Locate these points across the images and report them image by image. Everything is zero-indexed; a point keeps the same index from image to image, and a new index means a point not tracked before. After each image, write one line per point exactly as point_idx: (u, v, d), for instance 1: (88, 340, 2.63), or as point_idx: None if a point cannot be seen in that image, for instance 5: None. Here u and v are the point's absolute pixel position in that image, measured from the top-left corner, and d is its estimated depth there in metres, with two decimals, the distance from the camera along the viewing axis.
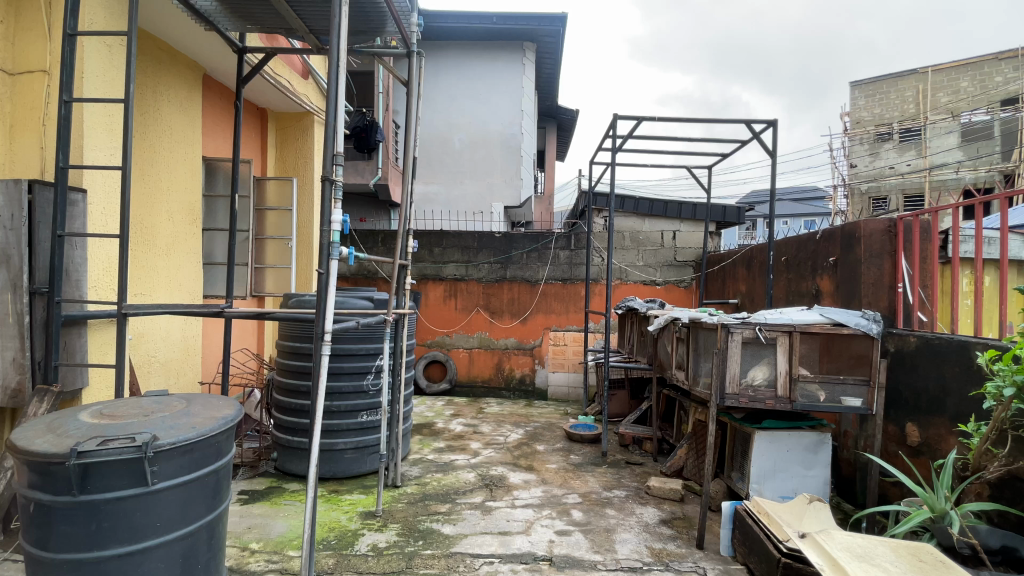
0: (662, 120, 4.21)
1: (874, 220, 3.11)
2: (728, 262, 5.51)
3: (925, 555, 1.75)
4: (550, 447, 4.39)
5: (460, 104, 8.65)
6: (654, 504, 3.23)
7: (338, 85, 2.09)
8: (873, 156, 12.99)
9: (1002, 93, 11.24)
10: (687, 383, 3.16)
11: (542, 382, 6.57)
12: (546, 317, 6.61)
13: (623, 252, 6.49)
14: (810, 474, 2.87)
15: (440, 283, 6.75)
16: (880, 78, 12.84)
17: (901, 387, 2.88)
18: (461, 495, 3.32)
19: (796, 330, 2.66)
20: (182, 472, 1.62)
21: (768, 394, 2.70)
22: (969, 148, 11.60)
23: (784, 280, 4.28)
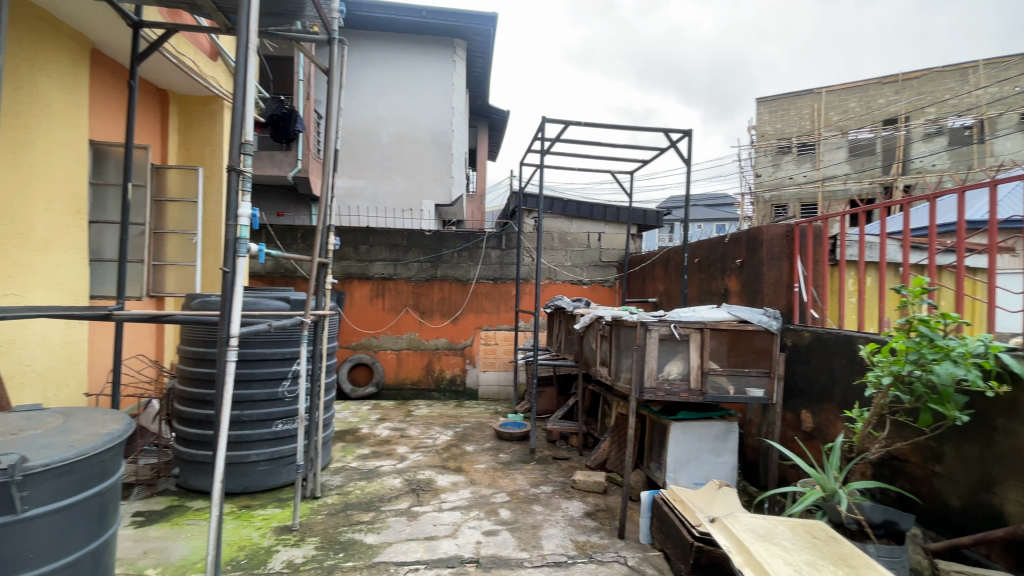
0: (588, 124, 4.33)
1: (775, 225, 3.40)
2: (649, 263, 5.79)
3: (818, 531, 1.92)
4: (479, 448, 4.37)
5: (389, 98, 8.40)
6: (579, 498, 3.31)
7: (247, 67, 1.93)
8: (775, 168, 14.31)
9: (884, 114, 12.80)
10: (610, 379, 3.27)
11: (473, 382, 6.54)
12: (477, 316, 6.59)
13: (552, 252, 6.61)
14: (720, 461, 3.08)
15: (366, 283, 6.51)
16: (782, 96, 14.11)
17: (798, 378, 3.18)
18: (386, 502, 3.21)
19: (706, 327, 2.84)
20: (59, 496, 1.42)
21: (683, 387, 2.86)
22: (855, 163, 13.09)
23: (697, 280, 4.57)
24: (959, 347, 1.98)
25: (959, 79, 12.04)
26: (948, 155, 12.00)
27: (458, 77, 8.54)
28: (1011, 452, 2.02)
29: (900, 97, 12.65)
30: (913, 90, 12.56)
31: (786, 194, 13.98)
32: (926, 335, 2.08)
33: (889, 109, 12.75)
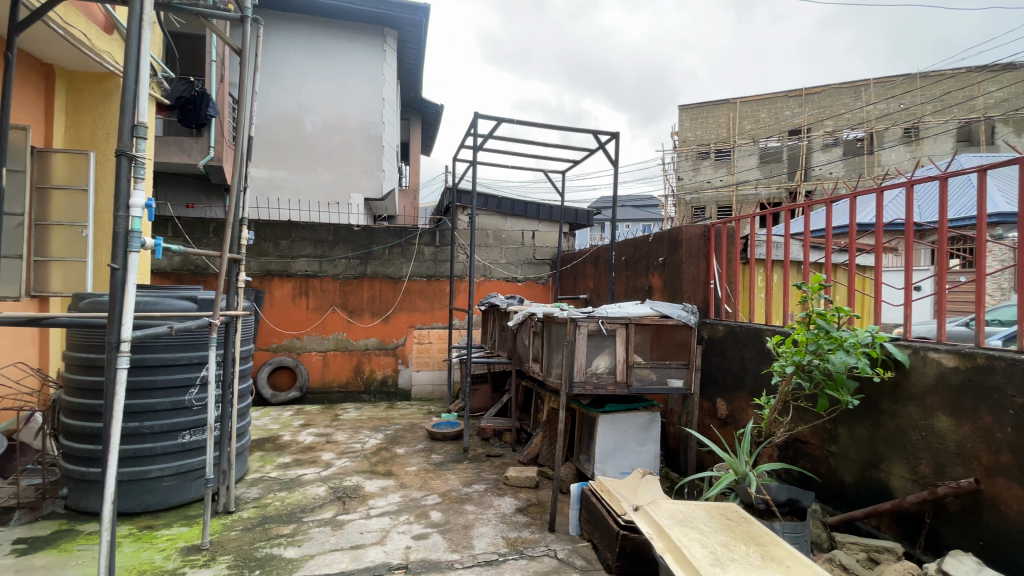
0: (520, 123, 4.35)
1: (694, 226, 3.59)
2: (580, 260, 5.93)
3: (731, 513, 2.05)
4: (410, 449, 4.27)
5: (314, 85, 7.98)
6: (511, 494, 3.32)
7: (139, 38, 1.72)
8: (695, 171, 15.09)
9: (789, 125, 14.01)
10: (542, 374, 3.30)
11: (405, 382, 6.37)
12: (409, 315, 6.43)
13: (486, 249, 6.59)
14: (644, 449, 3.22)
15: (288, 281, 6.15)
16: (701, 104, 15.00)
17: (714, 369, 3.38)
18: (309, 513, 3.04)
19: (631, 322, 2.94)
20: None
21: (610, 380, 2.95)
22: (765, 169, 14.23)
23: (624, 277, 4.73)
24: (851, 338, 2.19)
25: (853, 96, 13.40)
26: (843, 163, 13.38)
27: (389, 68, 8.28)
28: (895, 431, 2.26)
29: (804, 110, 13.89)
30: (814, 103, 13.83)
31: (705, 196, 14.94)
32: (823, 328, 2.28)
33: (794, 120, 13.98)
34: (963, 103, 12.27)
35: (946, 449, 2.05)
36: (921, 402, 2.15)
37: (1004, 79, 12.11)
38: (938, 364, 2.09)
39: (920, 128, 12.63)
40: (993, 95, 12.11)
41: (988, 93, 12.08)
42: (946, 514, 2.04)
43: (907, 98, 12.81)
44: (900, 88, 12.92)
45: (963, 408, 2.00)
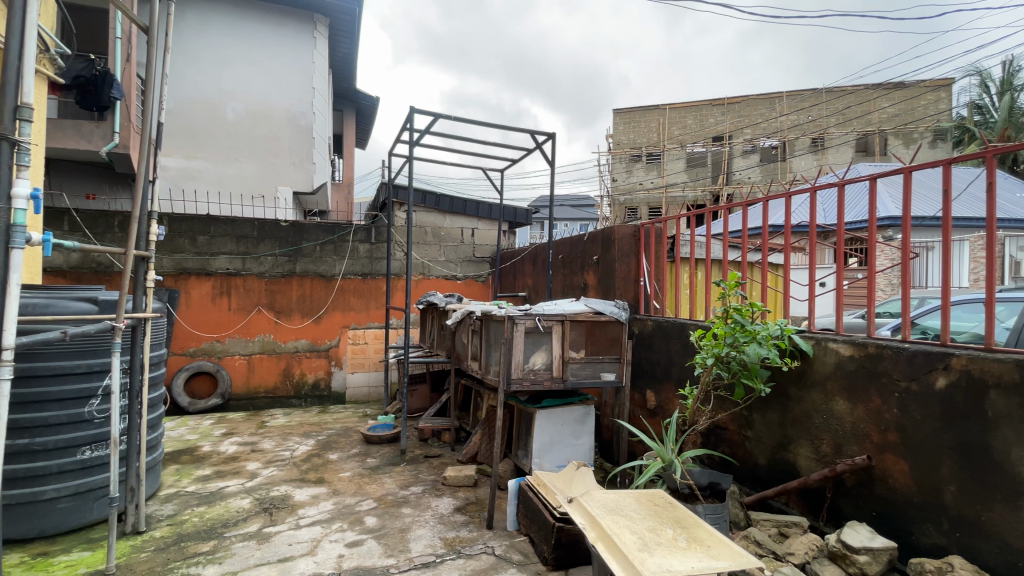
0: (457, 119, 4.32)
1: (625, 226, 3.73)
2: (518, 259, 5.98)
3: (658, 499, 2.15)
4: (343, 455, 4.12)
5: (237, 71, 7.47)
6: (448, 494, 3.29)
7: (23, 6, 1.52)
8: (628, 173, 15.67)
9: (713, 131, 14.93)
10: (480, 373, 3.29)
11: (339, 385, 6.14)
12: (343, 314, 6.17)
13: (425, 247, 6.48)
14: (579, 442, 3.30)
15: (207, 280, 5.74)
16: (634, 109, 15.60)
17: (644, 362, 3.54)
18: (231, 527, 2.85)
19: (567, 318, 3.01)
20: None
21: (546, 375, 3.00)
22: (692, 172, 15.09)
23: (561, 275, 4.82)
24: (763, 332, 2.38)
25: (768, 107, 14.49)
26: (760, 169, 14.43)
27: (319, 56, 7.92)
28: (801, 415, 2.47)
29: (726, 118, 14.84)
30: (735, 112, 14.80)
31: (637, 198, 15.58)
32: (738, 322, 2.46)
33: (717, 127, 14.90)
34: (861, 117, 13.63)
35: (844, 430, 2.27)
36: (824, 387, 2.37)
37: (894, 97, 13.55)
38: (837, 353, 2.31)
39: (825, 138, 13.89)
40: (886, 110, 13.53)
41: (881, 109, 13.48)
42: (844, 488, 2.27)
43: (814, 110, 14.04)
44: (808, 101, 14.13)
45: (857, 392, 2.22)
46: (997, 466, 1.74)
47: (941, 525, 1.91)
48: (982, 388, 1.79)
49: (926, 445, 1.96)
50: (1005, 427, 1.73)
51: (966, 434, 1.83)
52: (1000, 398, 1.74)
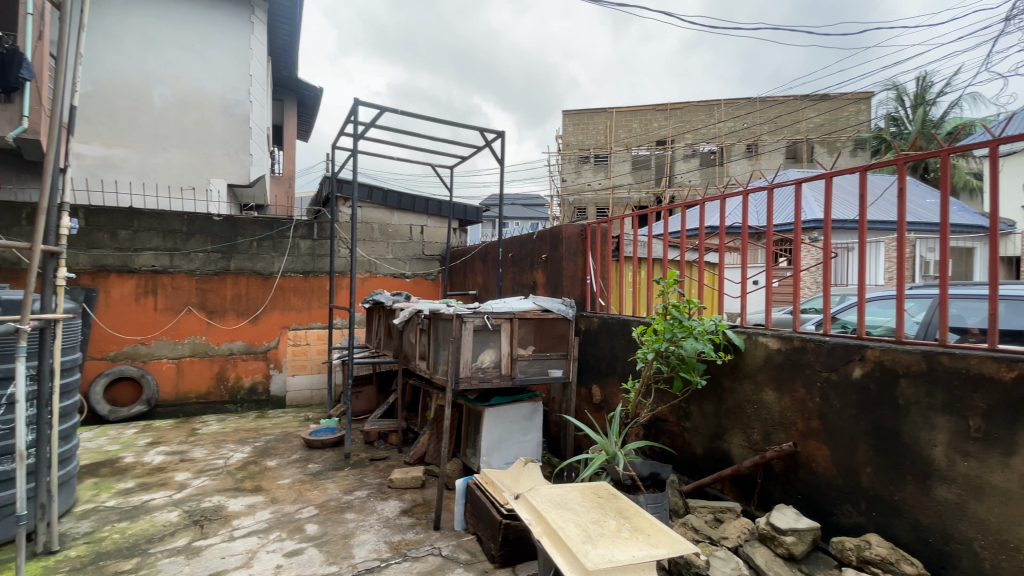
0: (404, 113, 4.23)
1: (572, 225, 3.80)
2: (468, 257, 5.95)
3: (602, 491, 2.20)
4: (283, 461, 3.93)
5: (164, 54, 6.96)
6: (394, 496, 3.22)
7: None
8: (577, 173, 15.97)
9: (656, 135, 15.51)
10: (428, 372, 3.23)
11: (278, 389, 5.87)
12: (283, 314, 5.89)
13: (371, 244, 6.32)
14: (527, 439, 3.33)
15: (130, 278, 5.32)
16: (582, 111, 15.91)
17: (590, 358, 3.62)
18: (158, 543, 2.65)
19: (515, 316, 3.02)
20: None
21: (495, 373, 3.00)
22: (637, 175, 15.60)
23: (511, 273, 4.83)
24: (699, 327, 2.50)
25: (708, 114, 15.21)
26: (700, 173, 15.12)
27: (257, 42, 7.53)
28: (734, 405, 2.61)
29: (669, 123, 15.45)
30: (677, 118, 15.44)
31: (586, 198, 15.92)
32: (677, 318, 2.56)
33: (661, 131, 15.49)
34: (790, 125, 14.56)
35: (772, 419, 2.42)
36: (754, 379, 2.51)
37: (819, 108, 14.59)
38: (766, 347, 2.46)
39: (759, 145, 14.74)
40: (813, 120, 14.52)
41: (808, 119, 14.46)
42: (773, 473, 2.42)
43: (749, 118, 14.89)
44: (744, 109, 14.94)
45: (784, 383, 2.37)
46: (906, 449, 1.91)
47: (859, 505, 2.07)
48: (893, 377, 1.95)
49: (845, 431, 2.11)
50: (914, 412, 1.89)
51: (880, 420, 1.99)
52: (909, 386, 1.91)
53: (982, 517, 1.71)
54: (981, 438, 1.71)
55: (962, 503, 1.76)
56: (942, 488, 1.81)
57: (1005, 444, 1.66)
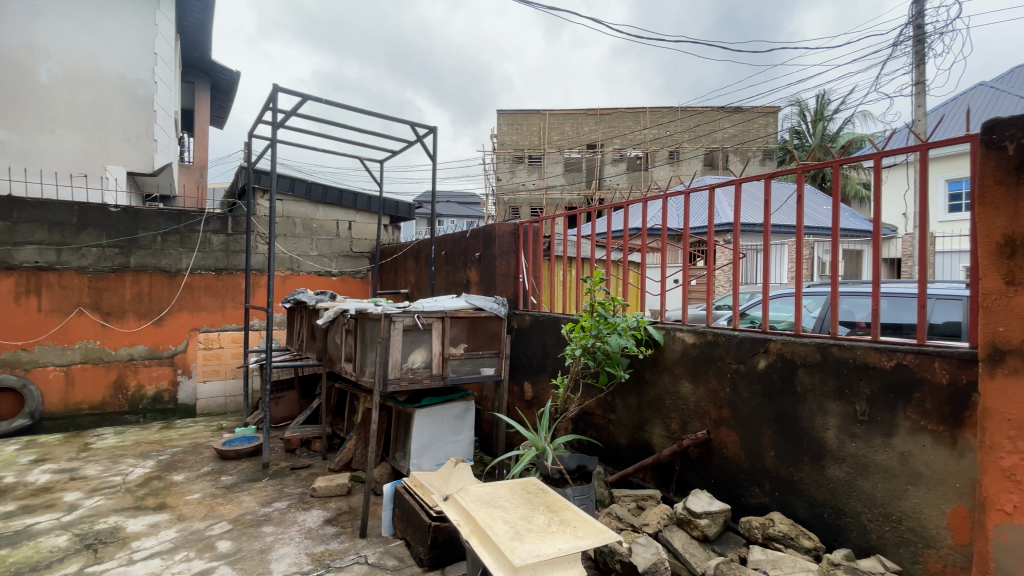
0: (329, 103, 4.04)
1: (504, 224, 3.81)
2: (399, 255, 5.81)
3: (531, 486, 2.23)
4: (192, 475, 3.62)
5: (52, 24, 6.17)
6: (317, 506, 3.07)
7: None
8: (511, 173, 16.07)
9: (587, 139, 16.00)
10: (355, 375, 3.10)
11: (187, 397, 5.40)
12: (192, 316, 5.43)
13: (294, 240, 5.99)
14: (459, 439, 3.30)
15: (7, 276, 4.68)
16: (516, 111, 16.06)
17: (522, 356, 3.65)
18: (41, 572, 2.34)
19: (447, 315, 2.98)
20: None
21: (425, 373, 2.93)
22: (569, 176, 15.99)
23: (444, 272, 4.78)
24: (622, 323, 2.63)
25: (634, 120, 15.91)
26: (627, 176, 15.80)
27: (164, 18, 6.88)
28: (655, 397, 2.74)
29: (599, 127, 16.00)
30: (606, 123, 16.02)
31: (520, 198, 16.07)
32: (602, 315, 2.66)
33: (591, 135, 15.99)
34: (708, 135, 15.59)
35: (688, 409, 2.57)
36: (672, 372, 2.65)
37: (734, 119, 15.70)
38: (683, 341, 2.60)
39: (680, 152, 15.67)
40: (727, 130, 15.63)
41: (723, 129, 15.55)
42: (689, 460, 2.56)
43: (672, 126, 15.75)
44: (667, 117, 15.78)
45: (698, 374, 2.52)
46: (804, 432, 2.10)
47: (764, 486, 2.24)
48: (793, 368, 2.14)
49: (752, 419, 2.28)
50: (810, 399, 2.08)
51: (781, 407, 2.18)
52: (806, 375, 2.10)
53: (867, 492, 1.90)
54: (866, 421, 1.91)
55: (850, 480, 1.95)
56: (834, 468, 2.00)
57: (885, 426, 1.86)
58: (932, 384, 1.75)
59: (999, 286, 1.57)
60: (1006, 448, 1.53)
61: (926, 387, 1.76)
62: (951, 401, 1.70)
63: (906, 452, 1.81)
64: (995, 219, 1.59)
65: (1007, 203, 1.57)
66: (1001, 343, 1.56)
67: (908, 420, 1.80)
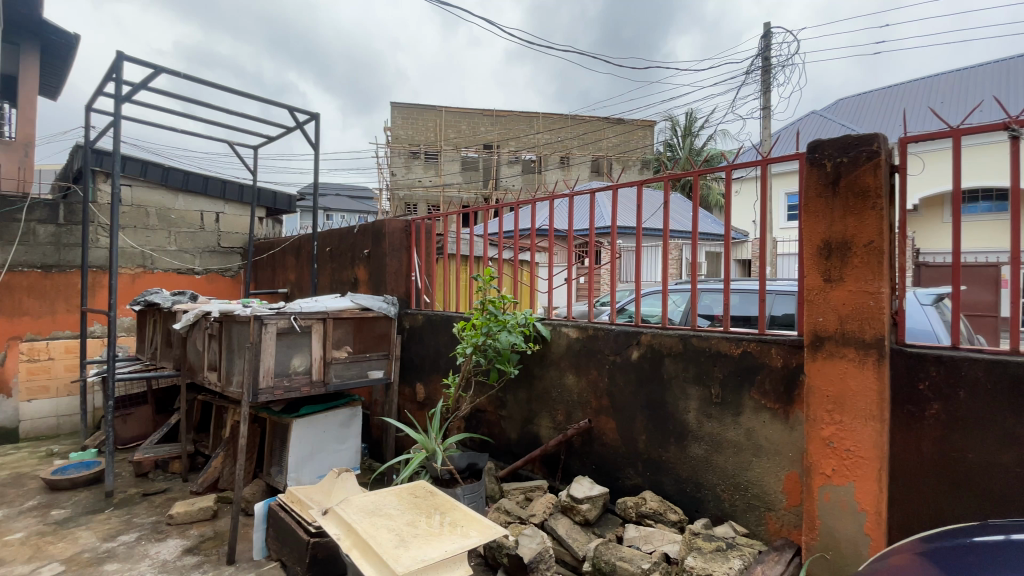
0: (189, 78, 3.57)
1: (395, 220, 3.67)
2: (278, 250, 5.34)
3: (419, 490, 2.16)
4: (10, 512, 2.98)
5: None
6: (175, 535, 2.70)
7: None
8: (407, 169, 15.65)
9: (483, 139, 16.17)
10: (220, 385, 2.77)
11: (4, 420, 4.45)
12: (10, 321, 4.48)
13: (146, 233, 5.24)
14: (343, 447, 3.12)
15: None
16: (412, 106, 15.70)
17: (413, 356, 3.56)
18: None
19: (329, 316, 2.78)
20: None
21: (304, 381, 2.71)
22: (466, 175, 16.01)
23: (329, 270, 4.49)
24: (512, 320, 2.69)
25: (528, 124, 16.43)
26: (522, 178, 16.24)
27: None
28: (542, 390, 2.84)
29: (494, 128, 16.24)
30: (502, 125, 16.33)
31: (415, 194, 15.70)
32: (492, 313, 2.69)
33: (487, 136, 16.19)
34: (594, 143, 16.61)
35: (572, 400, 2.69)
36: (558, 365, 2.76)
37: (617, 130, 16.87)
38: (567, 336, 2.72)
39: (570, 157, 16.49)
40: (612, 140, 16.78)
41: (608, 139, 16.68)
42: (573, 449, 2.69)
43: (563, 133, 16.53)
44: (558, 123, 16.52)
45: (581, 366, 2.65)
46: (670, 416, 2.30)
47: (638, 467, 2.42)
48: (661, 358, 2.33)
49: (627, 406, 2.46)
50: (674, 386, 2.29)
51: (651, 394, 2.36)
52: (671, 364, 2.30)
53: (722, 467, 2.14)
54: (719, 403, 2.15)
55: (707, 457, 2.18)
56: (695, 447, 2.22)
57: (734, 406, 2.11)
58: (770, 367, 2.01)
59: (819, 282, 1.85)
60: (826, 420, 1.82)
61: (765, 370, 2.03)
62: (784, 382, 1.97)
63: (750, 429, 2.06)
64: (816, 225, 1.87)
65: (825, 212, 1.85)
66: (821, 331, 1.84)
67: (752, 400, 2.06)
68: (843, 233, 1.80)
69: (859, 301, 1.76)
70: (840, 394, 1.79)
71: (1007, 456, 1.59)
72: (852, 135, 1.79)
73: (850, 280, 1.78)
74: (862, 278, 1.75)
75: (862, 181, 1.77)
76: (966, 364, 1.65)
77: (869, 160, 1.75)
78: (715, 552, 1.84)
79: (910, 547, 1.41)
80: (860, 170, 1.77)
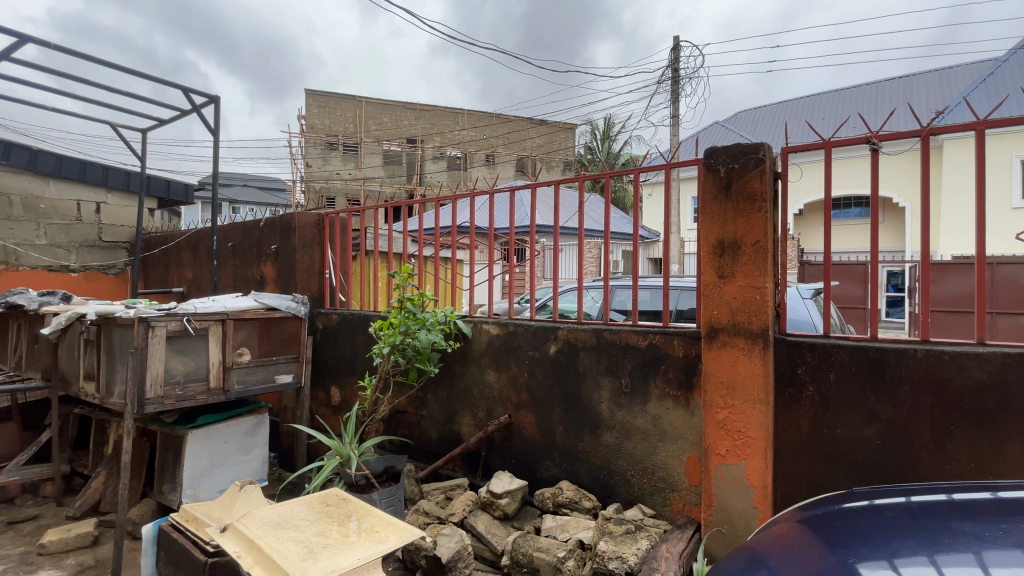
0: (62, 51, 3.13)
1: (306, 214, 3.47)
2: (172, 244, 4.87)
3: (332, 497, 2.06)
4: None
5: None
6: (47, 566, 2.37)
7: None
8: (323, 160, 14.85)
9: (406, 133, 15.82)
10: (99, 397, 2.47)
11: None
12: None
13: (10, 224, 4.56)
14: (248, 458, 2.90)
15: None
16: (329, 94, 14.95)
17: (327, 358, 3.39)
18: None
19: (229, 317, 2.57)
20: None
21: (200, 389, 2.48)
22: (388, 169, 15.48)
23: (231, 267, 4.16)
24: (431, 319, 2.65)
25: (452, 120, 16.33)
26: (447, 174, 16.06)
27: None
28: (463, 388, 2.83)
29: (418, 123, 15.98)
30: (426, 119, 16.10)
31: (333, 187, 14.95)
32: (410, 311, 2.64)
33: (410, 130, 15.89)
34: (518, 143, 16.90)
35: (492, 396, 2.71)
36: (478, 362, 2.77)
37: (540, 130, 17.25)
38: (487, 333, 2.72)
39: (495, 156, 16.62)
40: (535, 140, 17.14)
41: (532, 139, 17.00)
42: (493, 445, 2.71)
43: (487, 130, 16.64)
44: (483, 121, 16.58)
45: (501, 362, 2.67)
46: (585, 407, 2.39)
47: (555, 459, 2.49)
48: (576, 351, 2.41)
49: (545, 398, 2.52)
50: (588, 377, 2.38)
51: (568, 387, 2.44)
52: (586, 357, 2.39)
53: (631, 453, 2.26)
54: (629, 392, 2.26)
55: (618, 444, 2.29)
56: (607, 435, 2.32)
57: (642, 395, 2.23)
58: (672, 357, 2.15)
59: (714, 278, 2.01)
60: (721, 404, 1.98)
61: (669, 359, 2.16)
62: (685, 370, 2.12)
63: (656, 415, 2.19)
64: (711, 225, 2.02)
65: (719, 213, 2.01)
66: (716, 322, 2.00)
67: (657, 388, 2.19)
68: (734, 233, 1.97)
69: (747, 295, 1.93)
70: (732, 380, 1.95)
71: (868, 430, 1.82)
72: (741, 144, 1.96)
73: (739, 276, 1.95)
74: (750, 274, 1.92)
75: (750, 186, 1.94)
76: (835, 350, 1.87)
77: (756, 166, 1.92)
78: (625, 535, 1.93)
79: (791, 517, 1.57)
80: (748, 175, 1.94)
